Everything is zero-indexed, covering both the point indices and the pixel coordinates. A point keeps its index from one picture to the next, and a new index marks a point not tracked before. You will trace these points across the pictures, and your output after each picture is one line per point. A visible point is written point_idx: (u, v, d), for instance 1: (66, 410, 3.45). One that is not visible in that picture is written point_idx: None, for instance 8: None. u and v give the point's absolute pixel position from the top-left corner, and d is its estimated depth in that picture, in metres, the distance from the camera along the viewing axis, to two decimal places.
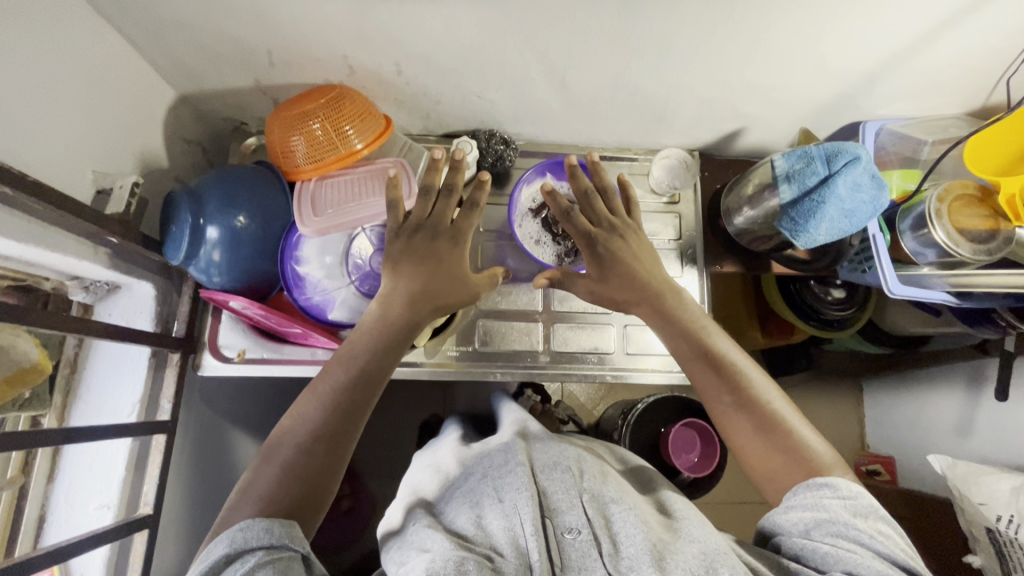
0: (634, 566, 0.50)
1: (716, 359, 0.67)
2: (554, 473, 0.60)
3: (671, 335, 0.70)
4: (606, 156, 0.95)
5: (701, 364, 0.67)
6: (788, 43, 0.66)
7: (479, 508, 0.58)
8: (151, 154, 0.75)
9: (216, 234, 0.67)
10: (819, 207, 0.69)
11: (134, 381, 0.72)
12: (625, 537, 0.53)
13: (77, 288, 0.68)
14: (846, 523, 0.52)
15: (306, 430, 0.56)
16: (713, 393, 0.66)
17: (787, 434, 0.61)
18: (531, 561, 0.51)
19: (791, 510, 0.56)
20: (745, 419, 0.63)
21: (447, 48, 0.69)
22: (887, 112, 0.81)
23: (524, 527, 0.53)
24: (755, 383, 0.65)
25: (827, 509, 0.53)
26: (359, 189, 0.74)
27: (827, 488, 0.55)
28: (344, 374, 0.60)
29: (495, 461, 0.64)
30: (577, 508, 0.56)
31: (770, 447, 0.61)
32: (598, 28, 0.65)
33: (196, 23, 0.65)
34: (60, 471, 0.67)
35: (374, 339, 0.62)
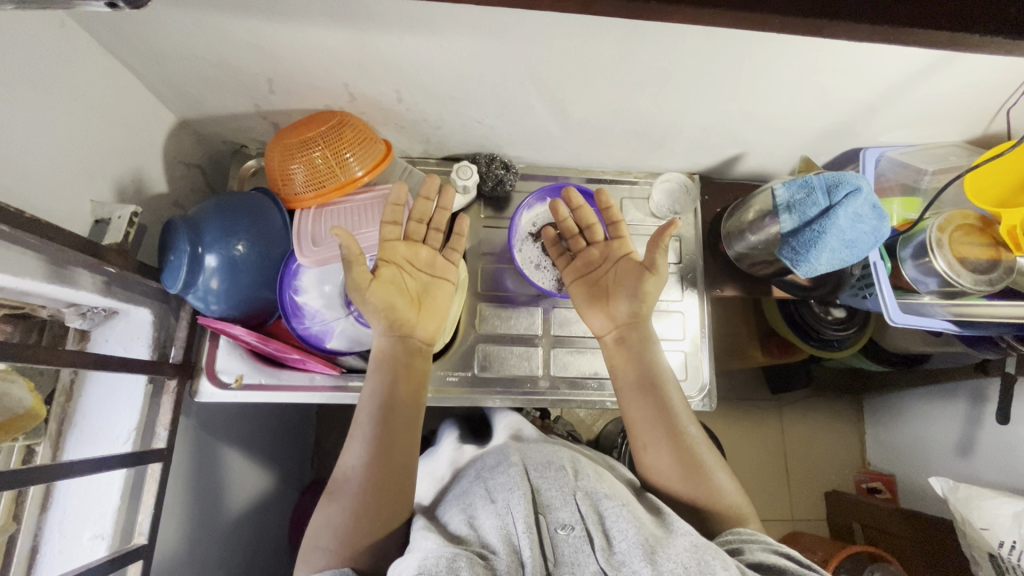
0: (626, 561, 0.49)
1: (657, 390, 0.69)
2: (548, 471, 0.60)
3: (620, 362, 0.73)
4: (607, 179, 0.95)
5: (637, 395, 0.70)
6: (786, 74, 0.67)
7: (472, 510, 0.57)
8: (151, 180, 0.75)
9: (214, 262, 0.66)
10: (820, 237, 0.69)
11: (131, 409, 0.71)
12: (618, 532, 0.52)
13: (74, 315, 0.67)
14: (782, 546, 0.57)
15: (361, 471, 0.60)
16: (646, 426, 0.68)
17: (707, 478, 0.64)
18: (522, 559, 0.49)
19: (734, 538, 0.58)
20: (662, 455, 0.66)
21: (447, 76, 0.69)
22: (887, 139, 0.81)
23: (516, 524, 0.52)
24: (684, 421, 0.68)
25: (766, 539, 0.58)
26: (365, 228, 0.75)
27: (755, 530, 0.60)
28: (373, 410, 0.63)
29: (487, 463, 0.64)
30: (569, 505, 0.55)
31: (692, 489, 0.64)
32: (599, 59, 0.65)
33: (197, 53, 0.65)
34: (54, 500, 0.66)
35: (380, 372, 0.66)
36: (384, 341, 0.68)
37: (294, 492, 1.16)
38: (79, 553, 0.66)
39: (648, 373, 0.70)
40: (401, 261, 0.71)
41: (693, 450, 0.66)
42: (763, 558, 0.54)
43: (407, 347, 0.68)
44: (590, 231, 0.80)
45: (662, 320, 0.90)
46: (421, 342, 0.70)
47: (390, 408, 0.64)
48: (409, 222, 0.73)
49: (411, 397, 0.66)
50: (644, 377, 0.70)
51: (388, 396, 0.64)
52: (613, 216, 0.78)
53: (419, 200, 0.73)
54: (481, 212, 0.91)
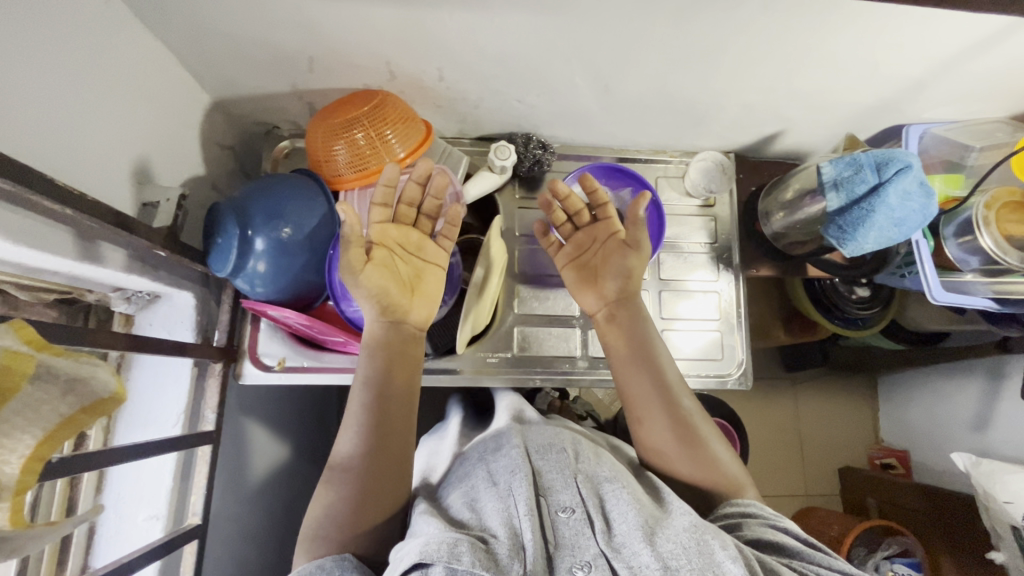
0: (626, 543, 0.50)
1: (653, 366, 0.70)
2: (549, 454, 0.60)
3: (613, 339, 0.73)
4: (641, 159, 0.94)
5: (632, 372, 0.70)
6: (839, 49, 0.66)
7: (474, 492, 0.57)
8: (189, 162, 0.73)
9: (262, 246, 0.65)
10: (868, 215, 0.69)
11: (179, 393, 0.71)
12: (619, 515, 0.53)
13: (120, 299, 0.67)
14: (779, 521, 0.58)
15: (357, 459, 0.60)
16: (641, 401, 0.68)
17: (704, 449, 0.65)
18: (522, 541, 0.50)
19: (731, 513, 0.59)
20: (659, 430, 0.66)
21: (491, 53, 0.68)
22: (931, 115, 0.79)
23: (518, 508, 0.53)
24: (679, 395, 0.68)
25: (763, 513, 0.59)
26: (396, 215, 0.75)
27: (752, 500, 0.61)
28: (365, 399, 0.63)
29: (489, 446, 0.64)
30: (571, 487, 0.56)
31: (689, 459, 0.65)
32: (649, 34, 0.64)
33: (238, 30, 0.63)
34: (108, 483, 0.67)
35: (371, 359, 0.65)
36: (376, 327, 0.67)
37: None
38: (136, 533, 0.67)
39: (643, 350, 0.70)
40: (392, 245, 0.70)
41: (688, 422, 0.66)
42: (764, 539, 0.55)
43: (399, 334, 0.67)
44: (578, 217, 0.79)
45: (697, 301, 0.90)
46: (414, 328, 0.69)
47: (385, 397, 0.63)
48: (399, 205, 0.71)
49: (405, 386, 0.65)
50: (640, 354, 0.70)
51: (381, 384, 0.64)
52: (600, 199, 0.77)
53: (410, 184, 0.70)
54: (516, 192, 0.90)
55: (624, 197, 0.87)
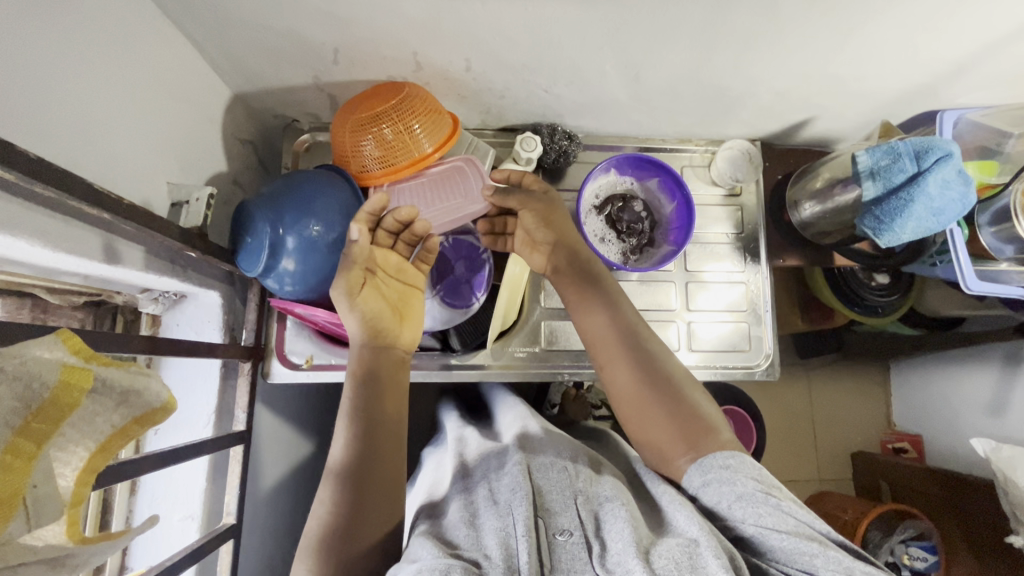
0: (621, 561, 0.49)
1: (636, 341, 0.66)
2: (551, 473, 0.60)
3: (576, 300, 0.70)
4: (666, 148, 0.92)
5: (615, 352, 0.66)
6: (881, 33, 0.64)
7: (474, 509, 0.57)
8: (212, 158, 0.72)
9: (293, 244, 0.64)
10: (907, 205, 0.68)
11: (208, 394, 0.71)
12: (615, 534, 0.52)
13: (148, 300, 0.67)
14: (760, 489, 0.54)
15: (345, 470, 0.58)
16: (607, 354, 0.67)
17: (674, 394, 0.63)
18: (519, 564, 0.49)
19: (708, 486, 0.56)
20: (637, 398, 0.64)
21: (521, 42, 0.66)
22: (967, 100, 0.78)
23: (517, 527, 0.52)
24: (647, 345, 0.66)
25: (743, 483, 0.54)
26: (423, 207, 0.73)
27: (734, 457, 0.57)
28: (355, 423, 0.61)
29: (492, 465, 0.65)
30: (570, 510, 0.56)
31: (661, 408, 0.62)
32: (686, 20, 0.62)
33: (263, 21, 0.61)
34: (140, 484, 0.67)
35: (360, 381, 0.63)
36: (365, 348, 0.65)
37: None
38: (172, 534, 0.67)
39: (624, 325, 0.67)
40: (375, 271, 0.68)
41: (656, 370, 0.65)
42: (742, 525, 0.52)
43: (387, 358, 0.66)
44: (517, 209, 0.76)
45: (723, 292, 0.89)
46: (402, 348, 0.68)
47: (377, 411, 0.62)
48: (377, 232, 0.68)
49: (395, 411, 0.63)
50: (623, 330, 0.67)
51: (369, 408, 0.62)
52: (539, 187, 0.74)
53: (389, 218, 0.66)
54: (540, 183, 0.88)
55: (651, 187, 0.86)
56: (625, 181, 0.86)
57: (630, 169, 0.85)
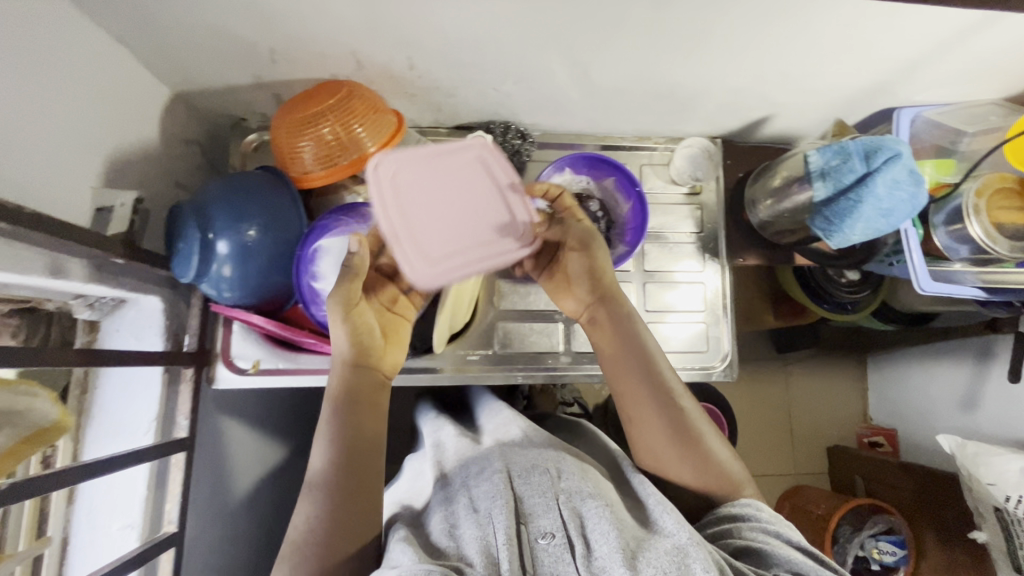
0: (606, 566, 0.49)
1: (666, 398, 0.64)
2: (531, 477, 0.57)
3: (600, 338, 0.69)
4: (626, 146, 0.90)
5: (647, 411, 0.64)
6: (828, 32, 0.62)
7: (454, 517, 0.55)
8: (150, 161, 0.70)
9: (226, 249, 0.63)
10: (855, 206, 0.67)
11: (149, 401, 0.70)
12: (599, 535, 0.51)
13: (82, 305, 0.65)
14: (774, 523, 0.58)
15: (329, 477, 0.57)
16: (636, 400, 0.65)
17: (702, 447, 0.63)
18: (500, 566, 0.49)
19: (724, 518, 0.60)
20: (664, 449, 0.64)
21: (462, 40, 0.64)
22: (925, 98, 0.76)
23: (498, 537, 0.51)
24: (677, 392, 0.65)
25: (761, 516, 0.59)
26: (441, 190, 0.57)
27: (761, 508, 0.61)
28: (334, 440, 0.59)
29: (473, 470, 0.61)
30: (552, 511, 0.54)
31: (688, 458, 0.63)
32: (628, 17, 0.60)
33: (190, 20, 0.59)
34: (79, 495, 0.66)
35: (343, 399, 0.61)
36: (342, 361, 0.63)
37: None
38: (110, 542, 0.66)
39: (655, 381, 0.65)
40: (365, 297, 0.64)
41: (686, 420, 0.64)
42: (750, 542, 0.56)
43: (365, 377, 0.62)
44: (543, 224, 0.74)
45: (682, 292, 0.88)
46: (383, 371, 0.65)
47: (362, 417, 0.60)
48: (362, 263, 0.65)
49: (372, 430, 0.61)
50: (654, 386, 0.65)
51: (357, 425, 0.60)
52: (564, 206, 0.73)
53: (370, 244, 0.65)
54: None
55: (607, 187, 0.84)
56: (583, 181, 0.84)
57: (586, 168, 0.84)
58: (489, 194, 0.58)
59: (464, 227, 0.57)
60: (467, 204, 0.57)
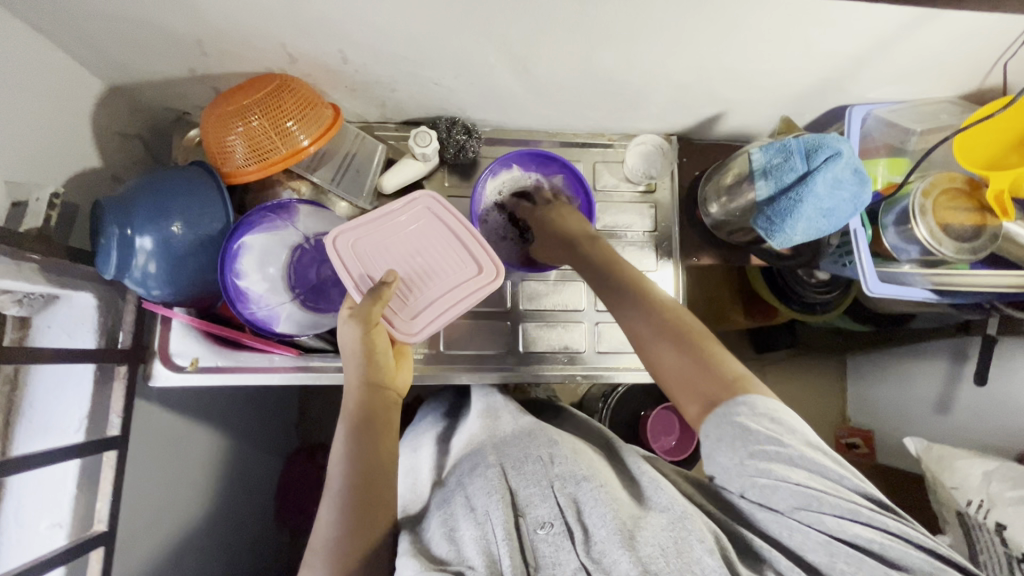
0: (606, 550, 0.50)
1: (690, 341, 0.58)
2: (524, 466, 0.60)
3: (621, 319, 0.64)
4: (579, 142, 0.89)
5: (659, 347, 0.59)
6: (765, 26, 0.61)
7: (452, 521, 0.56)
8: (81, 155, 0.69)
9: (150, 244, 0.61)
10: (796, 205, 0.65)
11: (80, 398, 0.69)
12: (596, 520, 0.52)
13: (10, 301, 0.62)
14: (776, 440, 0.51)
15: (347, 478, 0.55)
16: (623, 310, 0.64)
17: (701, 347, 0.57)
18: (501, 567, 0.49)
19: (721, 443, 0.52)
20: (659, 346, 0.59)
21: (394, 34, 0.63)
22: (876, 95, 0.75)
23: (496, 532, 0.52)
24: (668, 303, 0.63)
25: (756, 434, 0.51)
26: (410, 239, 0.69)
27: (745, 404, 0.52)
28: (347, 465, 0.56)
29: (466, 468, 0.63)
30: (548, 500, 0.55)
31: (685, 357, 0.57)
32: (560, 11, 0.59)
33: (111, 11, 0.58)
34: (8, 493, 0.63)
35: (356, 420, 0.59)
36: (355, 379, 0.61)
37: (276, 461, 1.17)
38: (35, 542, 0.65)
39: (671, 326, 0.60)
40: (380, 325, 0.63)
41: (679, 324, 0.60)
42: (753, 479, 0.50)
43: (382, 394, 0.61)
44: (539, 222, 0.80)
45: None
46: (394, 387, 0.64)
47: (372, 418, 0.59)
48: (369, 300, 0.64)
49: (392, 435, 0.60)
50: (669, 329, 0.59)
51: (370, 432, 0.58)
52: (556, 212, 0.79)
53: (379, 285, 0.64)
54: (445, 179, 0.86)
55: (556, 184, 0.84)
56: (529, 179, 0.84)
57: (533, 165, 0.83)
58: (446, 225, 0.70)
59: (441, 257, 0.69)
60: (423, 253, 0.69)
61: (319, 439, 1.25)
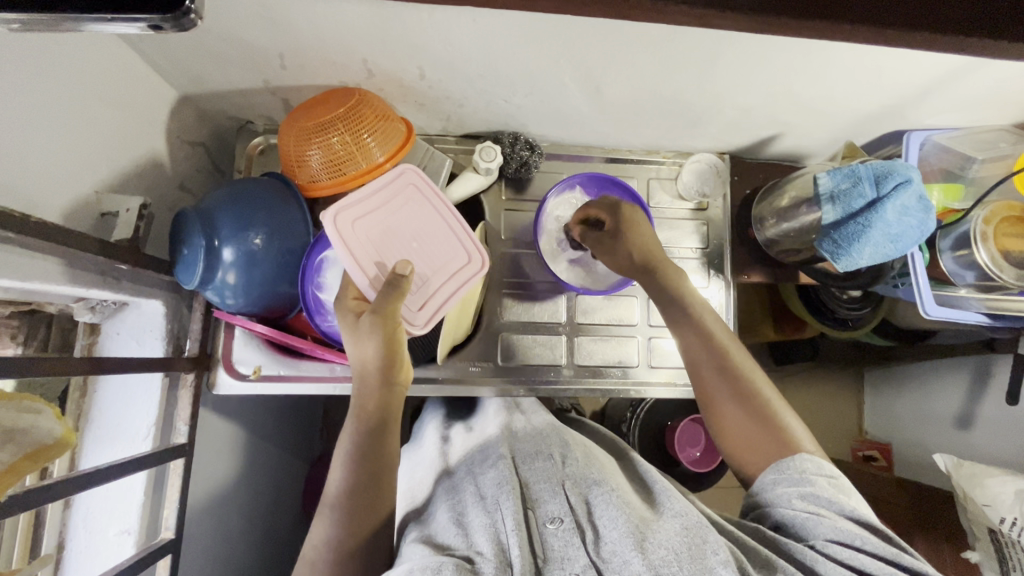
0: (617, 550, 0.49)
1: (751, 394, 0.64)
2: (536, 463, 0.61)
3: (692, 350, 0.68)
4: (633, 159, 0.90)
5: (726, 404, 0.64)
6: (841, 57, 0.62)
7: (461, 507, 0.57)
8: (154, 165, 0.69)
9: (231, 256, 0.63)
10: (864, 230, 0.66)
11: (147, 404, 0.69)
12: (608, 521, 0.52)
13: (84, 309, 0.63)
14: (830, 492, 0.55)
15: (342, 489, 0.56)
16: (698, 351, 0.68)
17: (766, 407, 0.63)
18: (510, 558, 0.49)
19: (777, 485, 0.58)
20: (722, 393, 0.65)
21: (474, 53, 0.64)
22: (934, 122, 0.76)
23: (506, 523, 0.51)
24: (743, 362, 0.66)
25: (814, 483, 0.56)
26: (404, 225, 0.67)
27: (808, 460, 0.58)
28: (347, 473, 0.57)
29: (477, 458, 0.64)
30: (558, 497, 0.55)
31: (749, 414, 0.63)
32: (642, 36, 0.60)
33: (201, 26, 0.59)
34: (76, 500, 0.66)
35: (363, 428, 0.59)
36: (371, 379, 0.60)
37: (307, 465, 1.17)
38: (107, 549, 0.66)
39: (733, 378, 0.65)
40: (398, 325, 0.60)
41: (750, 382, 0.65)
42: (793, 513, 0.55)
43: (388, 392, 0.61)
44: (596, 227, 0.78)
45: None
46: (405, 384, 0.63)
47: (375, 431, 0.59)
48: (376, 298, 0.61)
49: (392, 449, 0.60)
50: (733, 381, 0.65)
51: (373, 447, 0.58)
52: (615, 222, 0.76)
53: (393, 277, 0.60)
54: (503, 193, 0.87)
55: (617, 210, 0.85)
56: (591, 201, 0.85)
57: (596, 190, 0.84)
58: (432, 206, 0.69)
59: (436, 244, 0.68)
60: (428, 242, 0.67)
61: None
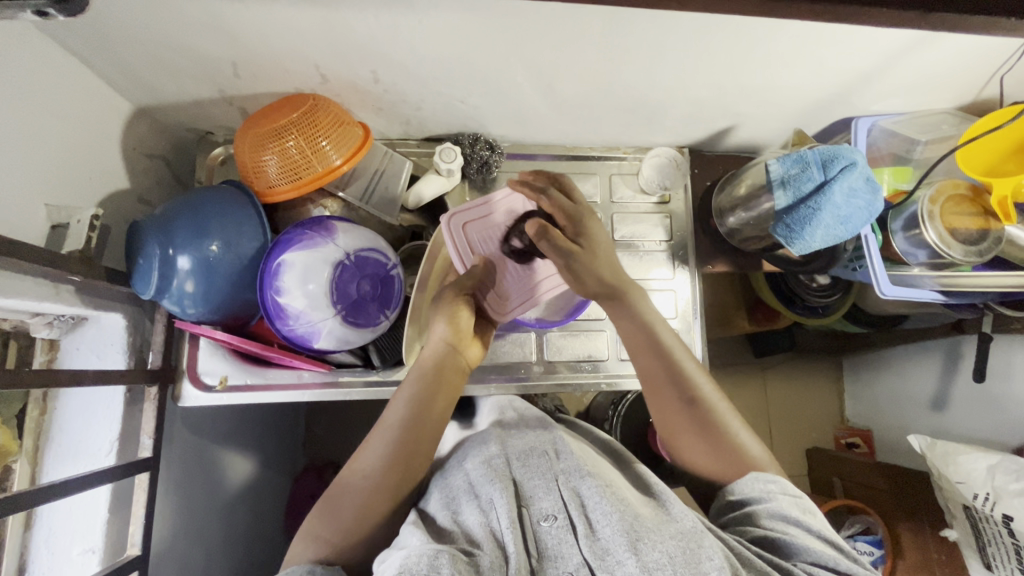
0: (610, 550, 0.48)
1: (700, 408, 0.66)
2: (530, 459, 0.59)
3: (638, 352, 0.70)
4: (594, 156, 0.92)
5: (680, 412, 0.67)
6: (782, 47, 0.64)
7: (455, 504, 0.56)
8: (111, 177, 0.69)
9: (187, 264, 0.63)
10: (814, 214, 0.68)
11: (110, 419, 0.68)
12: (601, 517, 0.51)
13: (40, 325, 0.62)
14: (797, 509, 0.57)
15: (379, 458, 0.59)
16: (646, 358, 0.69)
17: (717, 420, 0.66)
18: (507, 554, 0.49)
19: (747, 499, 0.60)
20: (668, 395, 0.68)
21: (425, 55, 0.64)
22: (879, 108, 0.79)
23: (500, 519, 0.52)
24: (694, 375, 0.68)
25: (781, 502, 0.58)
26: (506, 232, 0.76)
27: (774, 481, 0.60)
28: (405, 412, 0.62)
29: (468, 450, 0.63)
30: (552, 493, 0.54)
31: (699, 427, 0.66)
32: (587, 33, 0.61)
33: (150, 35, 0.59)
34: (36, 519, 0.64)
35: (421, 377, 0.65)
36: (430, 364, 0.66)
37: (288, 479, 1.16)
38: (69, 568, 0.64)
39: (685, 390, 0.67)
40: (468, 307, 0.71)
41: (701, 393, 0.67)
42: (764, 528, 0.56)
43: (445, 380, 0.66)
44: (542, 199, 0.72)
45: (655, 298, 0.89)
46: (458, 379, 0.68)
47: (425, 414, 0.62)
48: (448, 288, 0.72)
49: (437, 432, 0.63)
50: (689, 399, 0.67)
51: (418, 422, 0.62)
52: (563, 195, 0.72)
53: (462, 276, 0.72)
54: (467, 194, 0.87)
55: None
56: None
57: None
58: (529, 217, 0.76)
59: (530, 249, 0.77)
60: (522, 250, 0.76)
61: (329, 455, 1.24)
